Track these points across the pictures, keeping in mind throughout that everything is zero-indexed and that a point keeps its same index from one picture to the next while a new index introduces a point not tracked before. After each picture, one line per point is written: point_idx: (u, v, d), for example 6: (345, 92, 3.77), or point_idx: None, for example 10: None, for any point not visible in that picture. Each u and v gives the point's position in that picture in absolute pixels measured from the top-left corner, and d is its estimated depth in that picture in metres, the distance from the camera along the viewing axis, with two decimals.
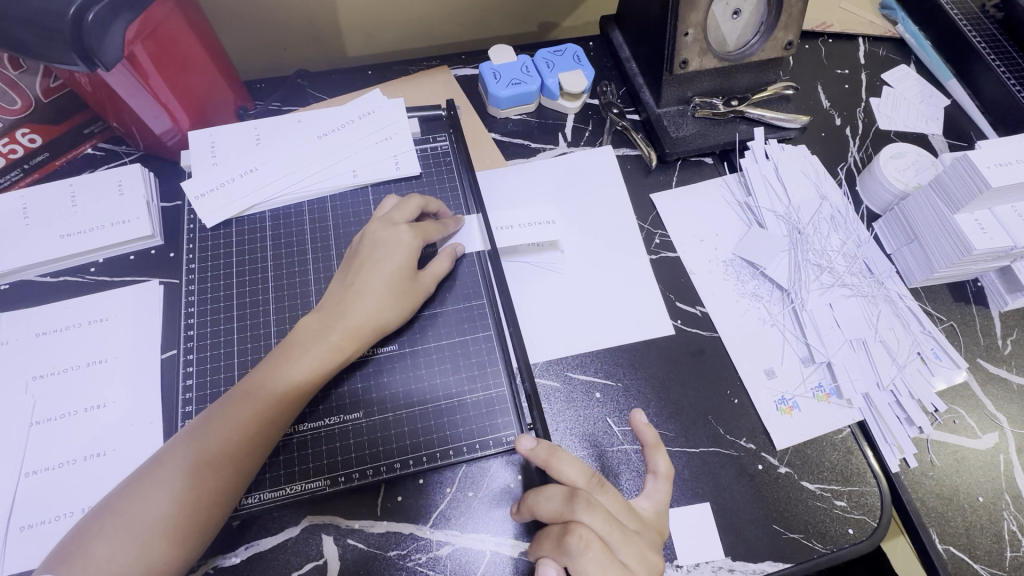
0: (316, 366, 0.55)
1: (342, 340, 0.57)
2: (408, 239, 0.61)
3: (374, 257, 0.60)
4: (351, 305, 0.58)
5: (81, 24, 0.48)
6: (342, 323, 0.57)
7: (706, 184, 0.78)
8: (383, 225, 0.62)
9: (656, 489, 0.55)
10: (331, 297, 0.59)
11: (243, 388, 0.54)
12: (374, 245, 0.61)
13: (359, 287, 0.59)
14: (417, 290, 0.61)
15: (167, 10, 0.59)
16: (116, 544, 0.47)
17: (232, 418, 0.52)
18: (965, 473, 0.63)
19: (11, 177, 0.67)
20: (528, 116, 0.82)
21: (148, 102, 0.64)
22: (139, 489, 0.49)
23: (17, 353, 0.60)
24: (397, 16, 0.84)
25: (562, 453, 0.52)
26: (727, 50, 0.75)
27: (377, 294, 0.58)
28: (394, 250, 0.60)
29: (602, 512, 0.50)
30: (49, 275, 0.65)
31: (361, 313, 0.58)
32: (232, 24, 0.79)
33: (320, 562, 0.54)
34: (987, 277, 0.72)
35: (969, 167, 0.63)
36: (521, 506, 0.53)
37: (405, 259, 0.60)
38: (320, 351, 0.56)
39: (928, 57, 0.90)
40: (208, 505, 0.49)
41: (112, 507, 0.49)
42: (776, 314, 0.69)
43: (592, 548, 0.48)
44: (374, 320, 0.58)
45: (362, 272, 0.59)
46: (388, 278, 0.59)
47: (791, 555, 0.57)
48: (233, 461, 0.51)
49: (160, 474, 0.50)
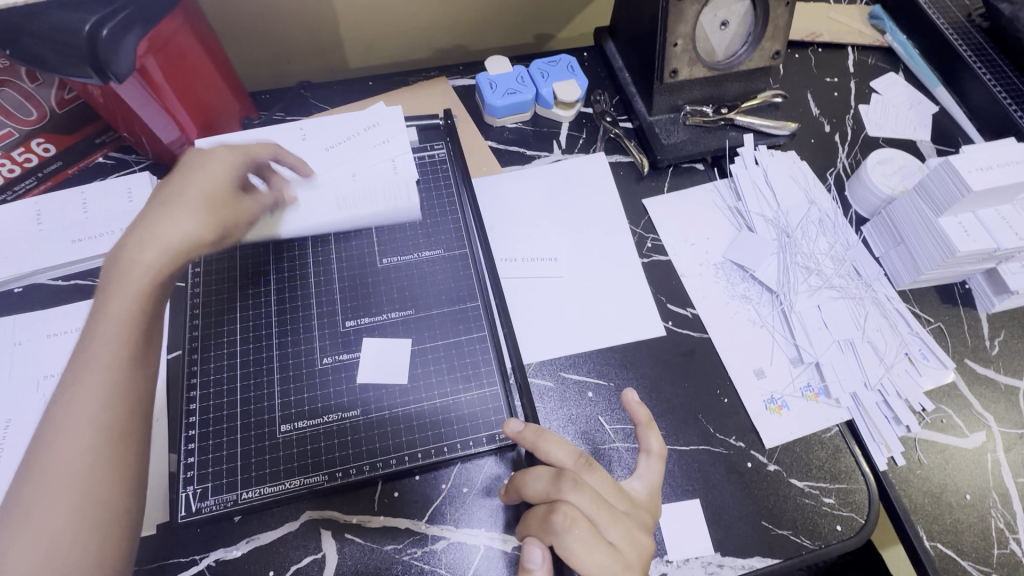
0: (136, 295, 0.53)
1: (158, 263, 0.54)
2: (228, 161, 0.60)
3: (188, 172, 0.58)
4: (165, 224, 0.55)
5: (96, 39, 0.50)
6: (150, 245, 0.54)
7: (697, 189, 0.79)
8: (198, 153, 0.61)
9: (649, 469, 0.56)
10: (136, 229, 0.56)
11: (80, 364, 0.50)
12: (182, 169, 0.59)
13: (163, 209, 0.56)
14: (238, 200, 0.60)
15: (175, 26, 0.62)
16: (34, 535, 0.44)
17: (97, 370, 0.49)
18: (952, 471, 0.64)
19: (24, 185, 0.70)
20: (524, 125, 0.84)
21: (158, 112, 0.66)
22: (31, 471, 0.46)
23: (29, 353, 0.62)
24: (397, 29, 0.87)
25: (550, 435, 0.54)
26: (715, 59, 0.78)
27: (177, 208, 0.56)
28: (209, 168, 0.59)
29: (589, 492, 0.51)
30: (62, 279, 0.67)
31: (177, 229, 0.55)
32: (238, 38, 0.82)
33: (319, 555, 0.56)
34: (974, 280, 0.74)
35: (949, 170, 0.65)
36: (509, 488, 0.55)
37: (218, 174, 0.59)
38: (132, 288, 0.53)
39: (916, 65, 0.92)
40: (105, 479, 0.47)
41: (13, 505, 0.45)
42: (765, 315, 0.71)
43: (577, 525, 0.50)
44: (191, 235, 0.56)
45: (165, 193, 0.57)
46: (191, 194, 0.57)
47: (780, 551, 0.59)
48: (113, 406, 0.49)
49: (52, 456, 0.46)
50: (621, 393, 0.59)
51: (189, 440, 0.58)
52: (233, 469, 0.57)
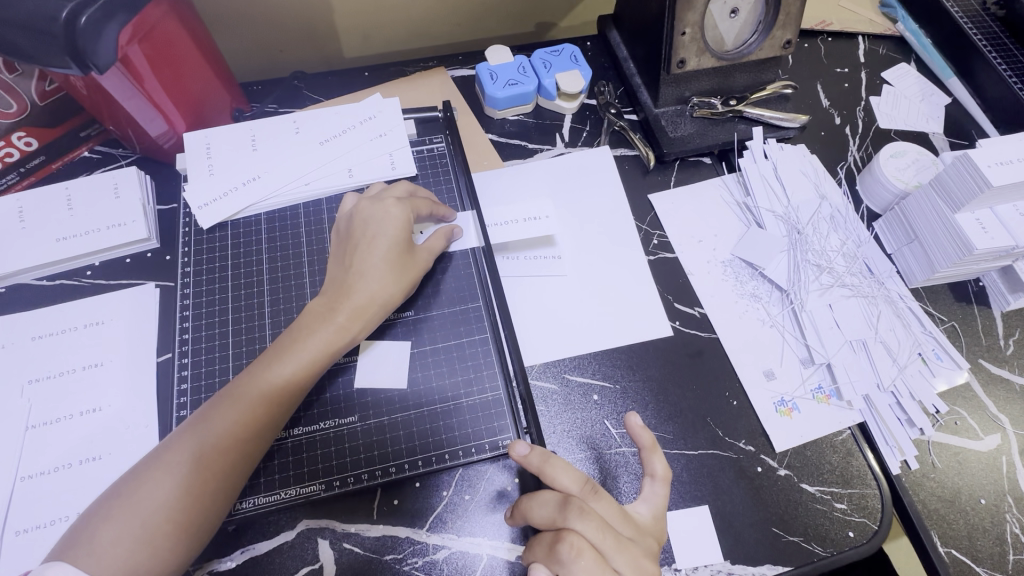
0: (320, 346, 0.55)
1: (349, 320, 0.57)
2: (398, 212, 0.61)
3: (376, 232, 0.60)
4: (356, 283, 0.58)
5: (74, 27, 0.47)
6: (344, 303, 0.57)
7: (705, 184, 0.77)
8: (371, 203, 0.62)
9: (654, 493, 0.54)
10: (332, 281, 0.59)
11: (229, 393, 0.53)
12: (365, 223, 0.61)
13: (358, 267, 0.59)
14: (415, 262, 0.61)
15: (161, 13, 0.59)
16: (119, 528, 0.47)
17: (239, 402, 0.52)
18: (967, 475, 0.62)
19: (6, 180, 0.67)
20: (526, 117, 0.81)
21: (143, 105, 0.63)
22: (149, 472, 0.49)
23: (12, 356, 0.60)
24: (393, 17, 0.84)
25: (556, 459, 0.52)
26: (724, 49, 0.75)
27: (379, 271, 0.58)
28: (387, 224, 0.60)
29: (596, 519, 0.50)
30: (45, 278, 0.65)
31: (367, 291, 0.58)
32: (229, 26, 0.79)
33: (317, 566, 0.54)
34: (988, 277, 0.72)
35: (968, 165, 0.63)
36: (514, 513, 0.53)
37: (399, 231, 0.60)
38: (324, 333, 0.56)
39: (928, 55, 0.89)
40: (211, 503, 0.49)
41: (116, 496, 0.49)
42: (774, 315, 0.69)
43: (583, 555, 0.48)
44: (377, 299, 0.58)
45: (361, 251, 0.59)
46: (387, 253, 0.59)
47: (791, 559, 0.57)
48: (239, 436, 0.51)
49: (165, 461, 0.49)
50: (625, 416, 0.56)
51: None
52: None
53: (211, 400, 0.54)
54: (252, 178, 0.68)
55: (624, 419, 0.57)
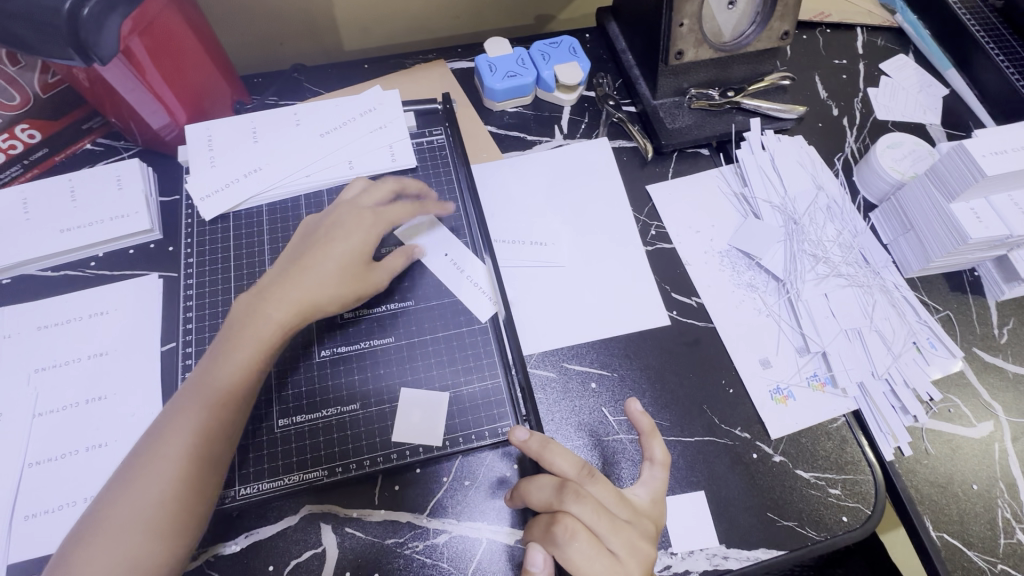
0: (260, 343, 0.56)
1: (290, 316, 0.57)
2: (370, 222, 0.62)
3: (327, 235, 0.61)
4: (300, 282, 0.58)
5: (77, 18, 0.48)
6: (285, 302, 0.57)
7: (703, 175, 0.78)
8: (349, 208, 0.63)
9: (652, 477, 0.55)
10: (275, 281, 0.60)
11: (183, 395, 0.54)
12: (336, 224, 0.62)
13: (304, 266, 0.59)
14: (371, 274, 0.61)
15: (162, 5, 0.59)
16: (102, 547, 0.48)
17: (191, 410, 0.52)
18: (960, 462, 0.63)
19: (10, 172, 0.68)
20: (525, 109, 0.82)
21: (146, 97, 0.64)
22: (122, 481, 0.50)
23: (18, 346, 0.61)
24: (393, 9, 0.84)
25: (554, 445, 0.53)
26: (722, 40, 0.75)
27: (323, 272, 0.59)
28: (349, 231, 0.61)
29: (591, 503, 0.51)
30: (51, 269, 0.65)
31: (304, 288, 0.58)
32: (229, 19, 0.79)
33: (319, 550, 0.55)
34: (983, 267, 0.72)
35: (963, 155, 0.63)
36: (513, 494, 0.54)
37: (359, 241, 0.61)
38: (264, 334, 0.56)
39: (927, 46, 0.89)
40: (188, 499, 0.50)
41: (92, 518, 0.49)
42: (771, 304, 0.69)
43: (577, 537, 0.49)
44: (318, 297, 0.58)
45: (311, 253, 0.60)
46: (338, 255, 0.60)
47: (785, 543, 0.58)
48: (198, 440, 0.51)
49: (132, 478, 0.50)
50: (625, 402, 0.57)
51: None
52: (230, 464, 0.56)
53: (172, 403, 0.55)
54: (254, 171, 0.69)
55: (626, 405, 0.58)
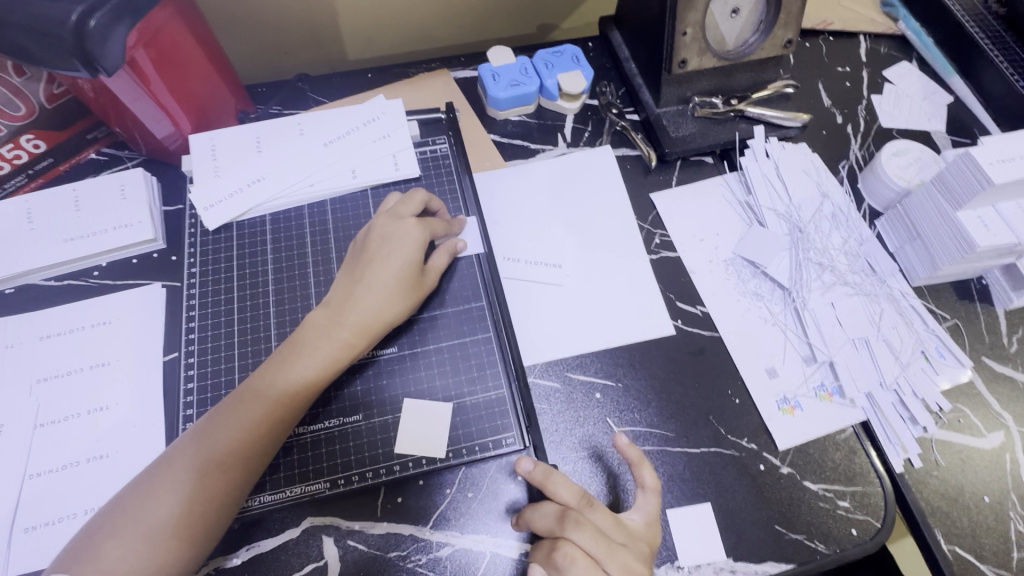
0: (322, 364, 0.55)
1: (353, 337, 0.57)
2: (416, 232, 0.62)
3: (385, 250, 0.60)
4: (361, 301, 0.58)
5: (83, 30, 0.48)
6: (349, 318, 0.57)
7: (707, 183, 0.77)
8: (391, 219, 0.62)
9: (645, 502, 0.54)
10: (337, 293, 0.59)
11: (237, 399, 0.54)
12: (383, 240, 0.61)
13: (366, 284, 0.59)
14: (424, 285, 0.61)
15: (166, 16, 0.59)
16: (126, 543, 0.48)
17: (243, 417, 0.52)
18: (971, 473, 0.62)
19: (15, 182, 0.68)
20: (528, 118, 0.82)
21: (150, 107, 0.64)
22: (160, 478, 0.50)
23: (20, 356, 0.60)
24: (396, 19, 0.85)
25: (558, 475, 0.52)
26: (725, 49, 0.75)
27: (385, 290, 0.59)
28: (403, 245, 0.61)
29: (590, 530, 0.50)
30: (54, 279, 0.65)
31: (370, 308, 0.58)
32: (233, 29, 0.80)
33: (321, 563, 0.54)
34: (991, 275, 0.72)
35: (970, 163, 0.63)
36: (517, 518, 0.54)
37: (414, 253, 0.61)
38: (329, 348, 0.56)
39: (930, 54, 0.89)
40: (217, 508, 0.50)
41: (119, 510, 0.49)
42: (777, 313, 0.69)
43: (577, 563, 0.49)
44: (381, 317, 0.58)
45: (370, 268, 0.60)
46: (396, 273, 0.59)
47: (794, 557, 0.57)
48: (242, 444, 0.51)
49: (170, 476, 0.50)
50: (613, 434, 0.57)
51: None
52: None
53: (219, 404, 0.54)
54: (257, 181, 0.69)
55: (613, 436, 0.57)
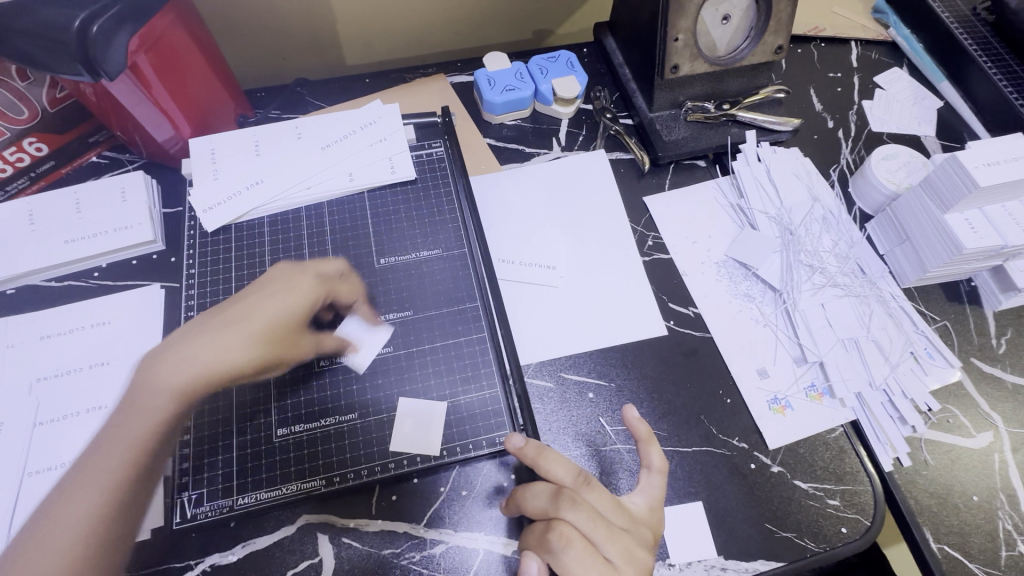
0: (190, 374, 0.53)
1: (239, 342, 0.55)
2: (310, 290, 0.59)
3: (274, 297, 0.58)
4: (253, 311, 0.56)
5: (85, 35, 0.49)
6: (240, 323, 0.56)
7: (700, 186, 0.78)
8: (289, 272, 0.60)
9: (650, 484, 0.55)
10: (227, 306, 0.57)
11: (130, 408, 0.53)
12: (269, 291, 0.58)
13: (251, 301, 0.57)
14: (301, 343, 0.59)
15: (167, 23, 0.61)
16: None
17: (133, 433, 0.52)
18: (960, 473, 0.63)
19: (17, 185, 0.69)
20: (523, 122, 0.83)
21: (151, 111, 0.65)
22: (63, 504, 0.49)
23: (20, 355, 0.61)
24: (393, 25, 0.86)
25: (550, 452, 0.53)
26: (717, 55, 0.76)
27: (277, 308, 0.57)
28: (291, 298, 0.58)
29: (587, 510, 0.51)
30: (54, 280, 0.66)
31: (263, 319, 0.56)
32: (234, 35, 0.81)
33: (316, 560, 0.55)
34: (980, 277, 0.73)
35: (956, 166, 0.64)
36: (509, 502, 0.54)
37: (300, 306, 0.58)
38: (197, 361, 0.53)
39: (920, 60, 0.91)
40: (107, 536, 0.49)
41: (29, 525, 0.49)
42: (768, 314, 0.70)
43: (573, 545, 0.49)
44: (275, 326, 0.57)
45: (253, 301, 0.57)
46: (282, 310, 0.57)
47: (784, 555, 0.58)
48: (137, 442, 0.52)
49: (66, 503, 0.49)
50: (622, 408, 0.58)
51: (184, 446, 0.57)
52: (228, 474, 0.56)
53: (115, 421, 0.53)
54: (253, 181, 0.70)
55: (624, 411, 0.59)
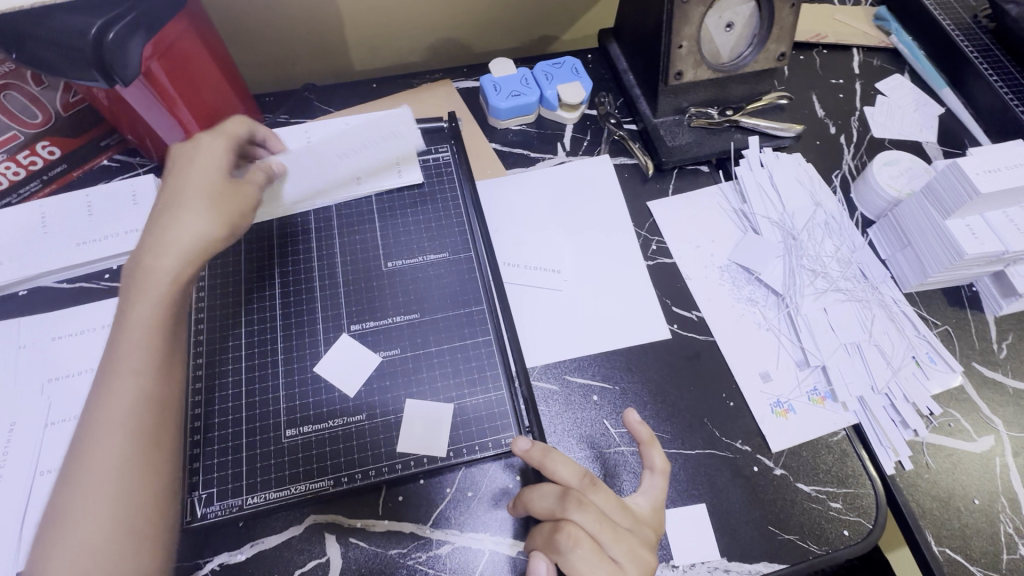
0: (150, 311, 0.52)
1: (179, 260, 0.54)
2: (221, 146, 0.61)
3: (190, 161, 0.59)
4: (174, 226, 0.55)
5: (102, 42, 0.50)
6: (165, 243, 0.54)
7: (703, 191, 0.79)
8: (195, 142, 0.60)
9: (652, 485, 0.55)
10: (148, 230, 0.56)
11: (104, 379, 0.50)
12: (183, 158, 0.60)
13: (172, 211, 0.56)
14: (237, 194, 0.60)
15: (178, 32, 0.61)
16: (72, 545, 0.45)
17: (110, 399, 0.48)
18: (962, 477, 0.63)
19: (29, 188, 0.70)
20: (528, 127, 0.84)
21: (163, 117, 0.66)
22: (72, 480, 0.47)
23: (33, 356, 0.62)
24: (400, 30, 0.87)
25: (555, 453, 0.54)
26: (721, 62, 0.77)
27: (198, 209, 0.56)
28: (204, 161, 0.59)
29: (593, 512, 0.52)
30: (66, 281, 0.67)
31: (186, 228, 0.55)
32: (243, 41, 0.82)
33: (324, 560, 0.55)
34: (981, 282, 0.73)
35: (957, 173, 0.64)
36: (515, 503, 0.54)
37: (219, 164, 0.59)
38: (155, 292, 0.52)
39: (921, 66, 0.91)
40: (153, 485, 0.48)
41: (51, 517, 0.47)
42: (770, 318, 0.70)
43: (580, 545, 0.50)
44: (202, 236, 0.56)
45: (178, 194, 0.57)
46: (204, 191, 0.57)
47: (786, 557, 0.58)
48: (137, 428, 0.48)
49: (80, 478, 0.47)
50: (623, 411, 0.58)
51: (194, 446, 0.58)
52: (238, 474, 0.57)
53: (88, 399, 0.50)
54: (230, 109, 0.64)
55: (623, 414, 0.59)
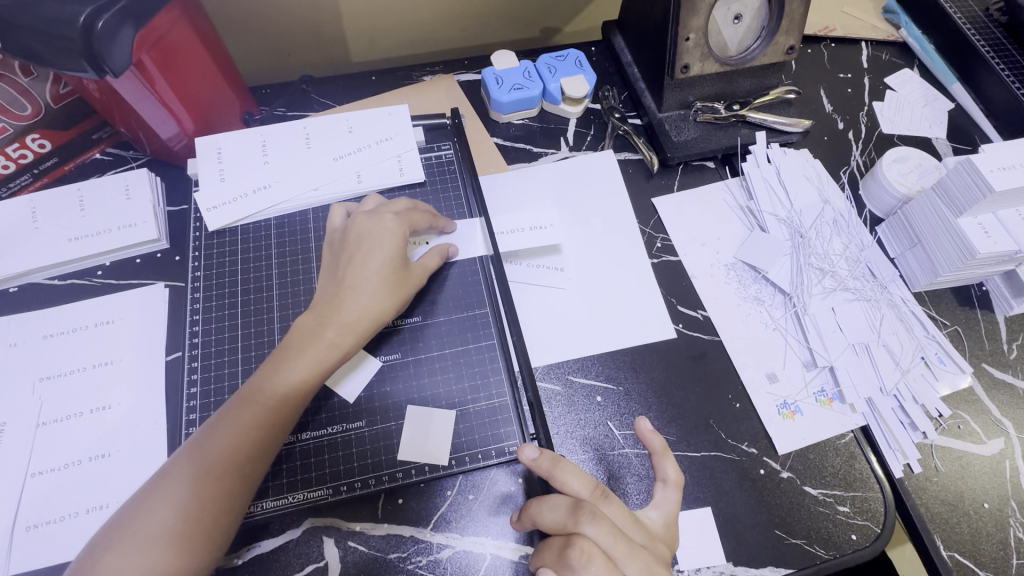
0: (308, 365, 0.55)
1: (338, 336, 0.56)
2: (395, 227, 0.61)
3: (370, 246, 0.60)
4: (348, 301, 0.57)
5: (91, 31, 0.49)
6: (338, 316, 0.57)
7: (708, 188, 0.78)
8: (367, 217, 0.62)
9: (666, 499, 0.54)
10: (325, 293, 0.59)
11: (242, 395, 0.54)
12: (360, 237, 0.61)
13: (349, 282, 0.58)
14: (408, 281, 0.61)
15: (170, 21, 0.60)
16: (124, 556, 0.46)
17: (232, 423, 0.52)
18: (971, 480, 0.62)
19: (19, 182, 0.68)
20: (530, 122, 0.82)
21: (156, 108, 0.65)
22: (163, 485, 0.49)
23: (24, 354, 0.61)
24: (399, 21, 0.85)
25: (566, 463, 0.53)
26: (728, 55, 0.76)
27: (371, 287, 0.58)
28: (385, 240, 0.60)
29: (608, 525, 0.49)
30: (58, 278, 0.66)
31: (357, 306, 0.57)
32: (238, 31, 0.80)
33: (321, 564, 0.54)
34: (991, 281, 0.72)
35: (971, 170, 0.63)
36: (523, 517, 0.53)
37: (395, 249, 0.60)
38: (315, 351, 0.55)
39: (931, 61, 0.90)
40: (219, 516, 0.49)
41: (129, 520, 0.48)
42: (778, 318, 0.69)
43: (594, 561, 0.48)
44: (367, 314, 0.58)
45: (354, 264, 0.59)
46: (379, 269, 0.59)
47: (793, 560, 0.57)
48: (234, 460, 0.51)
49: (162, 487, 0.49)
50: (635, 420, 0.57)
51: None
52: None
53: (225, 403, 0.55)
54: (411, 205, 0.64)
55: (634, 424, 0.58)
